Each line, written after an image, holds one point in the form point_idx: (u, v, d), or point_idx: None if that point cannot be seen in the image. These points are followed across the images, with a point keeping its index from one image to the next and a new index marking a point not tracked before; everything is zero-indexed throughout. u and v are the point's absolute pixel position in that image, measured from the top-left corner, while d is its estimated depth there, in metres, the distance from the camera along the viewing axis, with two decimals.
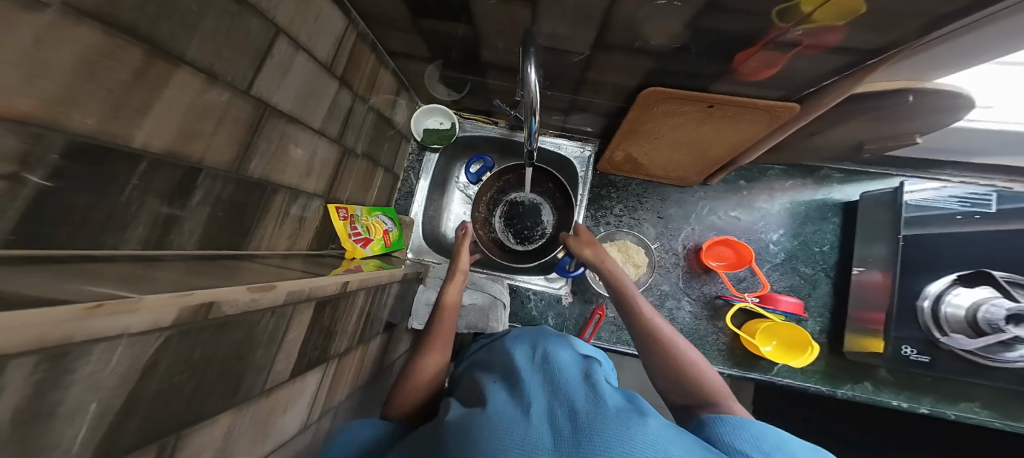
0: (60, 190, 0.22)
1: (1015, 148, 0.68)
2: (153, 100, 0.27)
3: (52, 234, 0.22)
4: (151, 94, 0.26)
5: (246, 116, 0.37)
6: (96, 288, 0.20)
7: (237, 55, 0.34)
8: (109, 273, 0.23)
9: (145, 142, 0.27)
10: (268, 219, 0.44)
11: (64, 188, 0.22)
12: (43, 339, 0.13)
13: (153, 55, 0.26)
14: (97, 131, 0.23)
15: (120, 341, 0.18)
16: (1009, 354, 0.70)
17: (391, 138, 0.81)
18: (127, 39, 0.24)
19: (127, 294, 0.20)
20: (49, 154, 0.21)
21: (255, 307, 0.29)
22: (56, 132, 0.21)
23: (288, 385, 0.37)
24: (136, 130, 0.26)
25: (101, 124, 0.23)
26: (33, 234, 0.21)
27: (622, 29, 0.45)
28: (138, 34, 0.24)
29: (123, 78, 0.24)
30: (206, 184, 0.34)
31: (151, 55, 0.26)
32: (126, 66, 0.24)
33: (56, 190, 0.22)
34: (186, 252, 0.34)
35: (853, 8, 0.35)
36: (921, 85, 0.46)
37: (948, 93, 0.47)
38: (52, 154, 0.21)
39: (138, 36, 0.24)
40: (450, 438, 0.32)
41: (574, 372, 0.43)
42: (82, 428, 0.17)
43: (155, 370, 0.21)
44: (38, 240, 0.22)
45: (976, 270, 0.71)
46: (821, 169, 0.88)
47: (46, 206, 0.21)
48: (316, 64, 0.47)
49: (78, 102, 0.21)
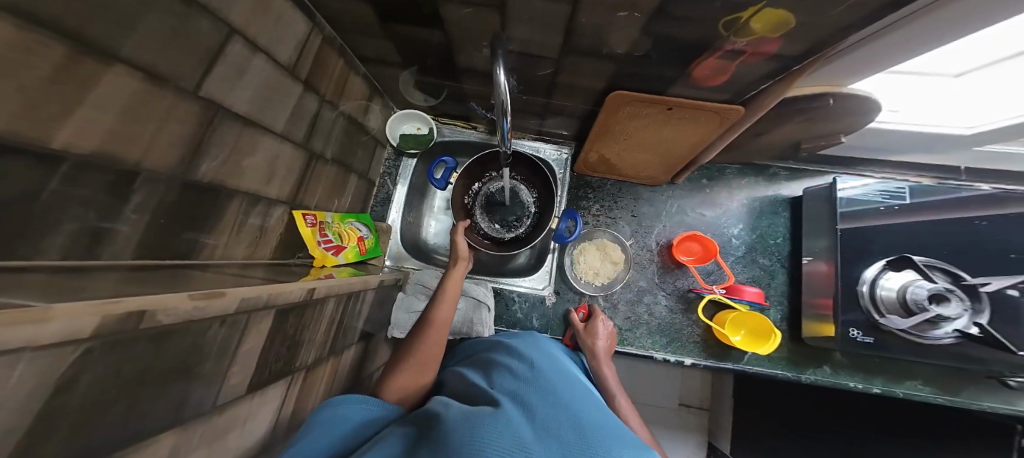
0: None
1: (921, 147, 0.79)
2: (83, 97, 0.24)
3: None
4: (83, 87, 0.24)
5: (194, 120, 0.34)
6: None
7: (185, 55, 0.32)
8: (27, 286, 0.20)
9: (67, 144, 0.23)
10: (224, 227, 0.41)
11: None
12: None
13: (83, 46, 0.23)
14: (12, 131, 0.20)
15: (24, 355, 0.15)
16: (936, 331, 0.78)
17: (364, 144, 0.79)
18: (52, 31, 0.21)
19: (37, 302, 0.17)
20: None
21: (201, 316, 0.26)
22: None
23: (245, 400, 0.34)
24: (60, 130, 0.23)
25: (14, 124, 0.20)
26: None
27: (590, 33, 0.47)
28: (65, 25, 0.22)
29: (46, 71, 0.21)
30: (149, 189, 0.31)
31: (80, 47, 0.23)
32: (51, 55, 0.21)
33: None
34: (121, 262, 0.30)
35: (785, 19, 0.39)
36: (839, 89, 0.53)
37: (860, 97, 0.54)
38: None
39: (66, 28, 0.22)
40: (458, 422, 0.36)
41: (567, 385, 0.49)
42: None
43: (74, 385, 0.18)
44: None
45: (901, 255, 0.80)
46: (770, 168, 0.97)
47: None
48: (276, 67, 0.45)
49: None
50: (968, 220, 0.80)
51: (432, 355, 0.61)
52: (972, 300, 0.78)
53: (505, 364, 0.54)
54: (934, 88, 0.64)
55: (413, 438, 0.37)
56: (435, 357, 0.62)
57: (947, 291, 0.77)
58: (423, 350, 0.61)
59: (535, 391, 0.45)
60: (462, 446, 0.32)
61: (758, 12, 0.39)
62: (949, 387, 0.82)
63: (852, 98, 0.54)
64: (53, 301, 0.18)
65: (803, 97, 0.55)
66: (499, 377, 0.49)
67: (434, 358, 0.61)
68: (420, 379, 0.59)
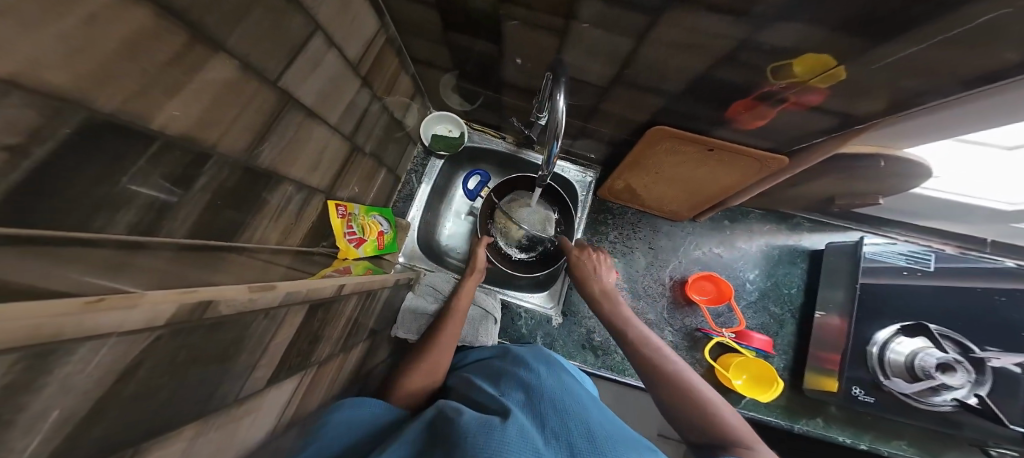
0: (64, 162, 0.19)
1: (948, 215, 0.79)
2: (183, 84, 0.26)
3: (67, 214, 0.20)
4: (185, 74, 0.25)
5: (268, 107, 0.36)
6: (101, 280, 0.18)
7: (274, 48, 0.34)
8: (121, 262, 0.21)
9: (163, 124, 0.25)
10: (264, 213, 0.40)
11: (66, 163, 0.19)
12: (37, 333, 0.12)
13: (196, 36, 0.25)
14: (120, 110, 0.21)
15: (108, 340, 0.16)
16: (936, 398, 0.78)
17: (398, 140, 0.79)
18: (171, 23, 0.23)
19: (129, 286, 0.18)
20: (63, 129, 0.18)
21: (251, 307, 0.26)
22: (81, 107, 0.19)
23: (262, 394, 0.33)
24: (159, 112, 0.24)
25: (125, 104, 0.22)
26: (56, 215, 0.19)
27: (644, 70, 0.49)
28: (183, 18, 0.24)
29: (163, 57, 0.23)
30: (215, 171, 0.31)
31: (190, 37, 0.25)
32: (168, 42, 0.23)
33: (61, 163, 0.19)
34: (175, 240, 0.29)
35: (831, 71, 0.40)
36: (891, 153, 0.53)
37: (912, 162, 0.54)
38: (67, 128, 0.18)
39: (185, 21, 0.24)
40: (483, 432, 0.39)
41: (582, 400, 0.53)
42: (36, 439, 0.14)
43: (136, 371, 0.19)
44: (65, 221, 0.20)
45: (915, 321, 0.79)
46: (794, 217, 0.96)
47: (51, 178, 0.18)
48: (343, 62, 0.48)
49: (114, 80, 0.20)
50: (989, 295, 0.79)
51: (440, 359, 0.64)
52: (976, 372, 0.77)
53: (523, 371, 0.58)
54: (983, 158, 0.64)
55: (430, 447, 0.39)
56: (447, 352, 0.65)
57: (955, 362, 0.77)
58: (431, 358, 0.63)
59: (551, 408, 0.48)
60: (486, 448, 0.36)
61: (811, 63, 0.40)
62: (927, 448, 0.84)
63: (904, 162, 0.54)
64: (139, 283, 0.19)
65: (855, 156, 0.55)
66: (509, 388, 0.53)
67: (445, 363, 0.64)
68: (428, 377, 0.61)
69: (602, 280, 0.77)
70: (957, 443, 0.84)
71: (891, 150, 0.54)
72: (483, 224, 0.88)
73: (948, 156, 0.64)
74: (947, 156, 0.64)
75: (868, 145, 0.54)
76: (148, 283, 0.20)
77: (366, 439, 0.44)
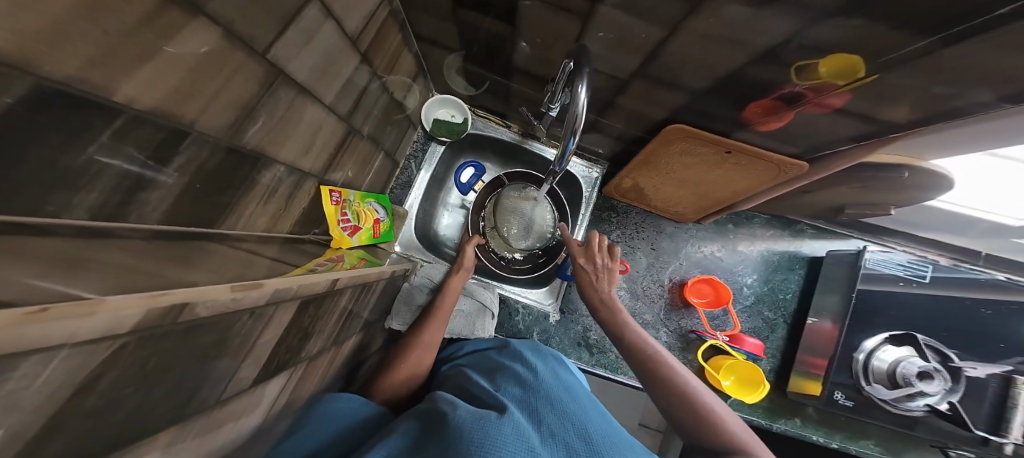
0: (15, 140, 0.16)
1: (950, 226, 0.80)
2: (157, 49, 0.22)
3: (24, 197, 0.17)
4: (158, 38, 0.22)
5: (255, 82, 0.32)
6: (53, 283, 0.15)
7: (262, 14, 0.30)
8: (91, 260, 0.19)
9: (131, 95, 0.21)
10: (250, 199, 0.37)
11: (18, 139, 0.16)
12: None
13: None
14: (81, 77, 0.18)
15: (59, 352, 0.13)
16: (910, 403, 0.80)
17: (398, 122, 0.75)
18: None
19: (85, 288, 0.15)
20: (2, 99, 0.15)
21: (232, 308, 0.24)
22: (26, 75, 0.15)
23: (246, 394, 0.31)
24: (124, 81, 0.21)
25: (83, 68, 0.18)
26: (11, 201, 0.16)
27: (669, 62, 0.45)
28: None
29: (132, 14, 0.20)
30: (193, 151, 0.28)
31: None
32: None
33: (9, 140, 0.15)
34: (147, 226, 0.25)
35: (855, 68, 0.38)
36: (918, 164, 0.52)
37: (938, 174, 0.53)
38: (6, 99, 0.15)
39: None
40: (473, 431, 0.37)
41: (575, 393, 0.54)
42: None
43: (97, 383, 0.16)
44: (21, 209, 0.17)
45: (905, 332, 0.81)
46: (798, 223, 0.96)
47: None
48: (342, 36, 0.44)
49: (73, 40, 0.17)
50: (978, 309, 0.80)
51: (433, 341, 0.64)
52: (952, 381, 0.79)
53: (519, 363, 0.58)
54: (1000, 172, 0.64)
55: (420, 440, 0.38)
56: (436, 337, 0.65)
57: (933, 370, 0.79)
58: (425, 339, 0.63)
59: (541, 400, 0.49)
60: (483, 445, 0.35)
61: (834, 60, 0.38)
62: (893, 448, 0.88)
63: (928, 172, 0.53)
64: (99, 284, 0.17)
65: (881, 165, 0.53)
66: (505, 382, 0.52)
67: (434, 337, 0.64)
68: (432, 354, 0.63)
69: (599, 283, 0.74)
70: (920, 443, 0.88)
71: (917, 161, 0.53)
72: (478, 215, 0.88)
73: (970, 167, 0.64)
74: (969, 168, 0.64)
75: (893, 155, 0.52)
76: (113, 284, 0.17)
77: (353, 432, 0.45)
